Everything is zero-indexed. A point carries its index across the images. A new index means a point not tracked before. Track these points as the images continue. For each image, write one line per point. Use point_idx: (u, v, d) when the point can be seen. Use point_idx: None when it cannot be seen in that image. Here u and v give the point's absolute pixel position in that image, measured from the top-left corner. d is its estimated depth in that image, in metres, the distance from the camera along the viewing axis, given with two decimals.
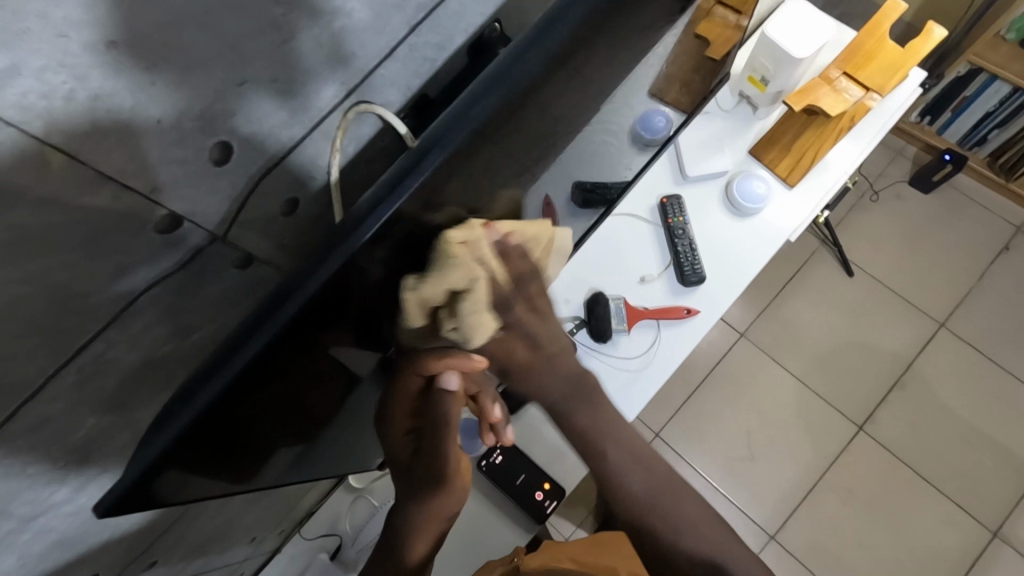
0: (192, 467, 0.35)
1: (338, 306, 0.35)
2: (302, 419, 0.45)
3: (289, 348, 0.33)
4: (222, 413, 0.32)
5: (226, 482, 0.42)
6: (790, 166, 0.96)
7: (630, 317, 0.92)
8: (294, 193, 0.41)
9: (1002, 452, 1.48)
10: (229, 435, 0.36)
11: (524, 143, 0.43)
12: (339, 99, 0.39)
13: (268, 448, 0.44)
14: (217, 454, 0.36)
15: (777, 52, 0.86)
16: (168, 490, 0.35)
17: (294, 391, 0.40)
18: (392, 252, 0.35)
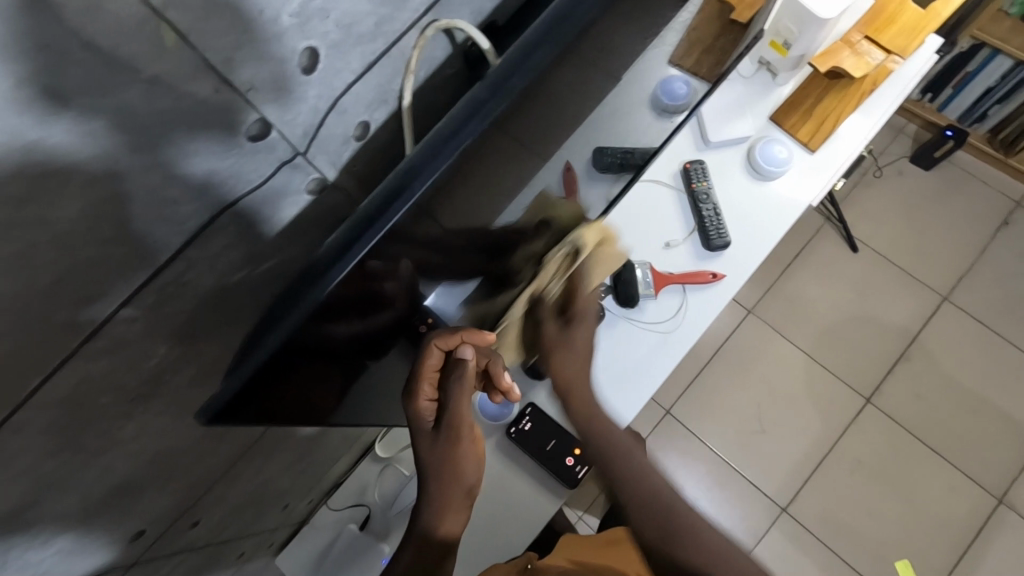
0: (279, 384, 0.36)
1: (415, 228, 0.36)
2: (358, 357, 0.46)
3: (360, 284, 0.35)
4: (289, 356, 0.34)
5: (292, 413, 0.43)
6: (810, 130, 0.96)
7: (657, 281, 0.91)
8: (367, 115, 0.40)
9: (1005, 420, 1.50)
10: (313, 355, 0.37)
11: (585, 68, 0.44)
12: (419, 14, 0.38)
13: (327, 386, 0.45)
14: (298, 375, 0.38)
15: (802, 13, 0.85)
16: (246, 419, 0.36)
17: (362, 322, 0.40)
18: (465, 175, 0.37)
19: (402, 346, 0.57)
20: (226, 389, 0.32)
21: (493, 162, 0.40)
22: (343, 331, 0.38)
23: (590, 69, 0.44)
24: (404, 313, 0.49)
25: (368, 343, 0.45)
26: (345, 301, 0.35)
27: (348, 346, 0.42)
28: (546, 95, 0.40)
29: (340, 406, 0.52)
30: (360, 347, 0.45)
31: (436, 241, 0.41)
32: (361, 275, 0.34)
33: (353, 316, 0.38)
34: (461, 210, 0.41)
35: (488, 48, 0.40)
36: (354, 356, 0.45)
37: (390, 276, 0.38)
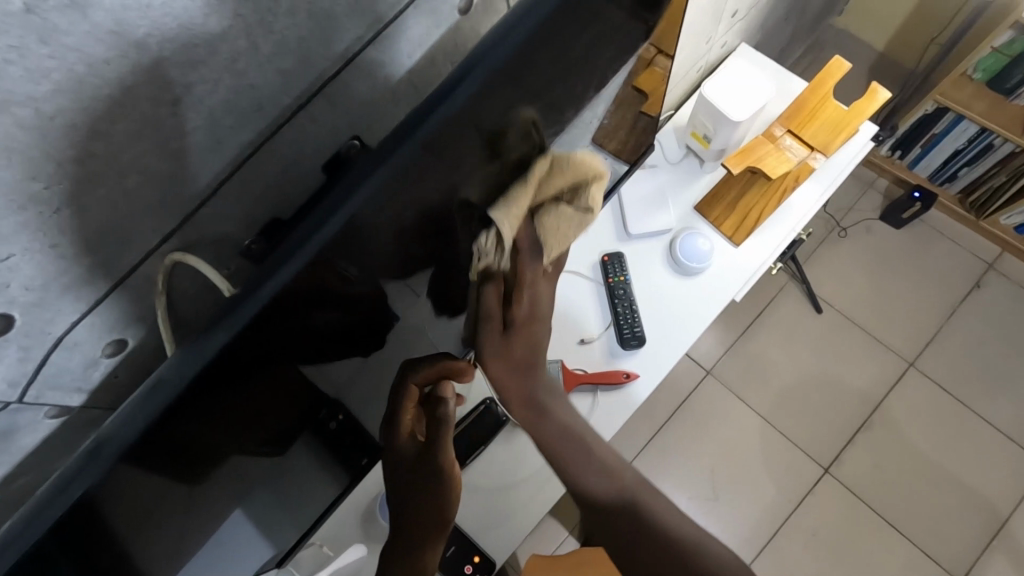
0: (106, 513, 0.33)
1: (355, 246, 0.35)
2: (244, 453, 0.44)
3: (297, 299, 0.34)
4: (186, 407, 0.32)
5: (151, 527, 0.40)
6: (733, 225, 0.92)
7: (568, 381, 0.88)
8: (118, 335, 0.37)
9: (970, 495, 1.44)
10: (153, 472, 0.34)
11: (372, 271, 0.40)
12: (156, 243, 0.35)
13: (252, 437, 0.43)
14: (144, 493, 0.35)
15: (714, 112, 0.84)
16: (125, 494, 0.33)
17: (234, 419, 0.39)
18: (336, 270, 0.36)
19: (311, 445, 0.58)
20: (102, 460, 0.30)
21: (405, 228, 0.40)
22: (198, 438, 0.36)
23: (437, 196, 0.40)
24: (299, 401, 0.46)
25: (303, 383, 0.45)
26: (273, 324, 0.34)
27: (218, 448, 0.40)
28: (413, 202, 0.38)
29: (218, 509, 0.49)
30: (241, 443, 0.42)
31: (373, 272, 0.41)
32: (207, 380, 0.32)
33: (282, 348, 0.37)
34: (404, 243, 0.42)
35: (223, 285, 0.36)
36: (288, 397, 0.44)
37: (258, 371, 0.37)
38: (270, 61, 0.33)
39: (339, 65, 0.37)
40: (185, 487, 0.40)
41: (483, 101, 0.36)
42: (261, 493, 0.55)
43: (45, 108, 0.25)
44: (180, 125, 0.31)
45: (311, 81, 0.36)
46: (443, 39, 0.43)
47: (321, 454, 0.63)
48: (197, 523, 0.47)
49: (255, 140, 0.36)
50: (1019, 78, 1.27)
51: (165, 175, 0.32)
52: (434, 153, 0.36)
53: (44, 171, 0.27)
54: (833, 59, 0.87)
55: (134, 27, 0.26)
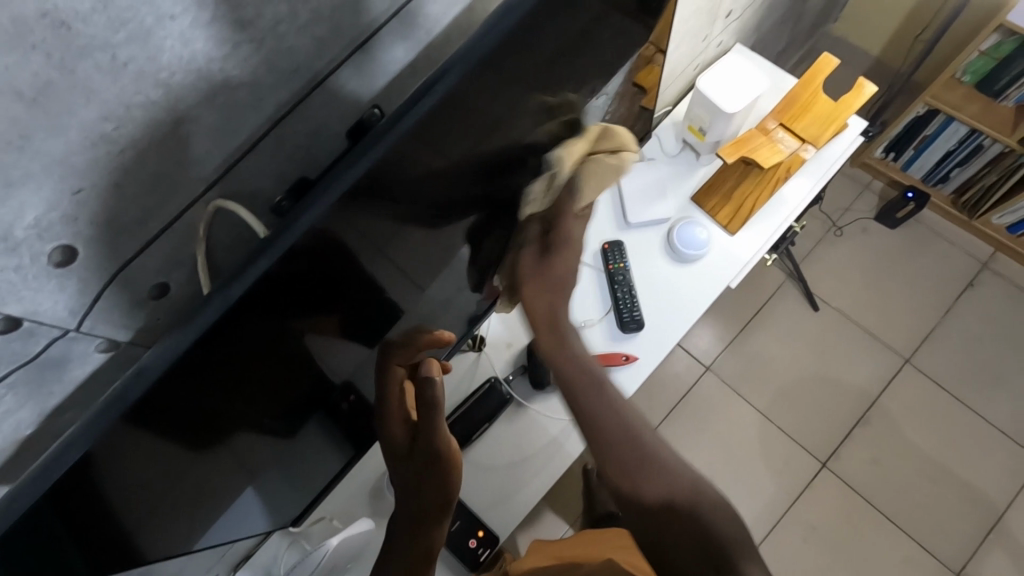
0: (129, 446, 0.37)
1: (364, 206, 0.39)
2: (250, 418, 0.48)
3: (304, 258, 0.38)
4: (201, 353, 0.36)
5: (165, 475, 0.43)
6: (729, 214, 0.96)
7: None
8: (162, 278, 0.41)
9: (966, 490, 1.46)
10: (171, 415, 0.38)
11: (381, 228, 0.44)
12: (201, 192, 0.39)
13: (261, 401, 0.47)
14: (162, 434, 0.39)
15: (709, 105, 0.88)
16: (147, 434, 0.37)
17: (243, 377, 0.42)
18: (335, 240, 0.39)
19: (321, 426, 0.63)
20: (127, 396, 0.33)
21: (408, 196, 0.43)
22: (210, 389, 0.40)
23: (450, 153, 0.44)
24: (302, 375, 0.50)
25: (310, 354, 0.49)
26: (283, 282, 0.37)
27: (228, 406, 0.44)
28: (412, 180, 0.42)
29: (228, 473, 0.52)
30: (248, 407, 0.46)
31: (377, 241, 0.45)
32: (223, 329, 0.36)
33: (291, 307, 0.41)
34: (408, 215, 0.46)
35: (258, 226, 0.40)
36: (296, 366, 0.48)
37: (265, 332, 0.41)
38: (308, 27, 0.37)
39: (367, 36, 0.42)
40: (199, 441, 0.44)
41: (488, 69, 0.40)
42: (274, 467, 0.60)
43: (121, 55, 0.30)
44: (228, 80, 0.35)
45: (340, 48, 0.40)
46: (457, 18, 0.47)
47: (327, 432, 0.66)
48: (209, 486, 0.51)
49: (288, 101, 0.40)
50: (1007, 79, 1.31)
51: (212, 127, 0.36)
52: (443, 118, 0.39)
53: (115, 113, 0.31)
54: (822, 56, 0.91)
55: None
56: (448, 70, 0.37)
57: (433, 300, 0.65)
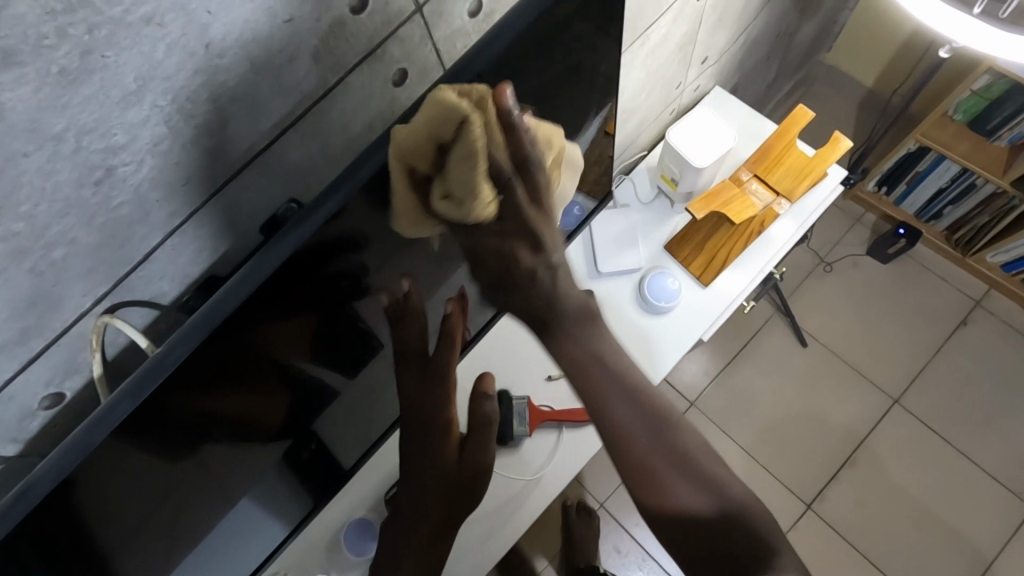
0: (111, 470, 0.39)
1: (340, 237, 0.42)
2: (248, 440, 0.49)
3: (284, 286, 0.40)
4: (180, 378, 0.38)
5: (163, 500, 0.45)
6: (701, 265, 0.93)
7: (533, 418, 0.89)
8: (55, 387, 0.39)
9: (953, 537, 1.42)
10: (154, 443, 0.40)
11: (368, 253, 0.46)
12: (89, 305, 0.37)
13: (253, 426, 0.49)
14: (141, 462, 0.41)
15: (680, 159, 0.86)
16: (127, 459, 0.39)
17: (233, 401, 0.44)
18: (323, 257, 0.41)
19: (279, 476, 0.63)
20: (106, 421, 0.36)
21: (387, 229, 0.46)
22: (201, 414, 0.42)
23: (405, 208, 0.46)
24: (295, 394, 0.52)
25: (299, 379, 0.50)
26: (262, 306, 0.40)
27: (225, 429, 0.46)
28: (390, 212, 0.45)
29: (214, 507, 0.54)
30: (245, 429, 0.48)
31: (365, 272, 0.47)
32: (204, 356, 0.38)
33: (275, 330, 0.43)
34: (385, 258, 0.48)
35: (148, 345, 0.39)
36: (287, 388, 0.50)
37: (251, 356, 0.42)
38: (195, 140, 0.35)
39: (269, 139, 0.39)
40: (187, 470, 0.45)
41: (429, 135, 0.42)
42: (242, 508, 0.61)
43: None
44: (107, 200, 0.33)
45: (241, 153, 0.38)
46: (380, 109, 0.44)
47: (282, 480, 0.65)
48: (192, 514, 0.52)
49: (186, 209, 0.38)
50: (1001, 118, 1.28)
51: (92, 247, 0.35)
52: (402, 167, 0.42)
53: None
54: (798, 108, 0.90)
55: (52, 123, 0.28)
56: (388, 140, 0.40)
57: (375, 371, 0.64)
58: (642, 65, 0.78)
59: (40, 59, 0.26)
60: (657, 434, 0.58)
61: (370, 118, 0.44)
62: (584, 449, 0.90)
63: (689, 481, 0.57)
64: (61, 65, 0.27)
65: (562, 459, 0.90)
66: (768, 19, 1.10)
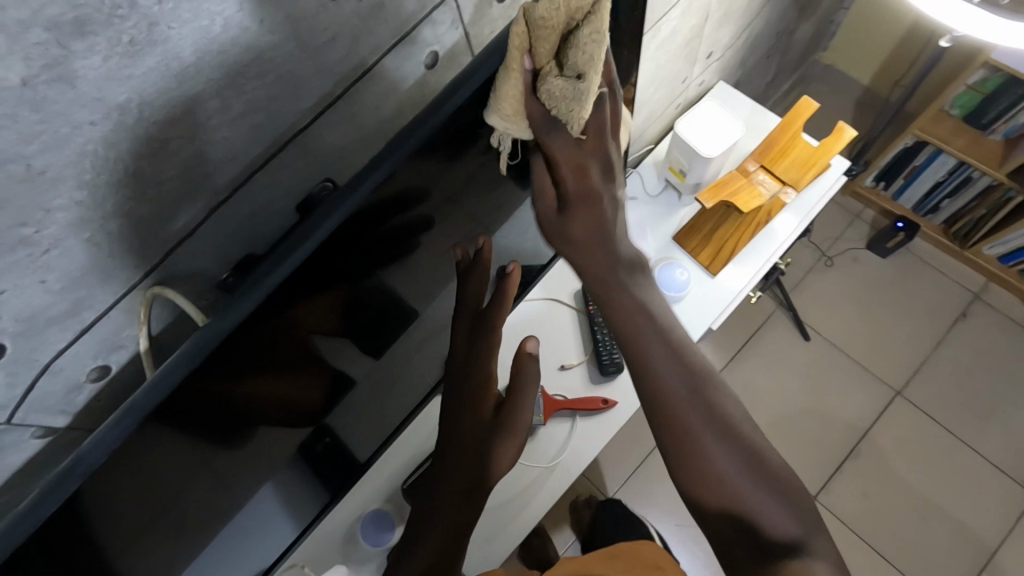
0: (152, 448, 0.40)
1: (376, 212, 0.42)
2: (273, 422, 0.50)
3: (321, 263, 0.41)
4: (221, 356, 0.39)
5: (191, 481, 0.46)
6: (710, 254, 0.94)
7: (547, 407, 0.90)
8: (101, 362, 0.40)
9: (958, 526, 1.43)
10: (192, 422, 0.41)
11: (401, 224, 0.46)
12: (137, 278, 0.38)
13: (286, 401, 0.50)
14: (180, 439, 0.41)
15: (688, 150, 0.88)
16: (168, 437, 0.40)
17: (267, 377, 0.45)
18: (352, 241, 0.42)
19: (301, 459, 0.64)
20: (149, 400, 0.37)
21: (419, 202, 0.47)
22: (236, 392, 0.43)
23: (438, 181, 0.47)
24: (324, 371, 0.53)
25: (329, 355, 0.51)
26: (300, 283, 0.40)
27: (252, 412, 0.46)
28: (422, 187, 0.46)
29: (237, 492, 0.55)
30: (271, 410, 0.49)
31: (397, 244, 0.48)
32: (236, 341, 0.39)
33: (311, 306, 0.44)
34: (417, 230, 0.49)
35: (197, 315, 0.39)
36: (319, 364, 0.51)
37: (287, 332, 0.43)
38: (242, 116, 0.36)
39: (308, 119, 0.40)
40: (222, 446, 0.46)
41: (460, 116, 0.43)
42: (265, 490, 0.61)
43: (36, 163, 0.29)
44: (159, 173, 0.34)
45: (283, 131, 0.39)
46: (411, 91, 0.46)
47: (303, 466, 0.66)
48: (221, 493, 0.53)
49: (229, 184, 0.39)
50: (996, 113, 1.31)
51: (143, 220, 0.36)
52: (436, 146, 0.43)
53: (34, 218, 0.30)
54: (802, 99, 0.91)
55: (116, 93, 0.29)
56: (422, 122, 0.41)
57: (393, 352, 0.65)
58: (652, 57, 0.80)
59: (111, 29, 0.27)
60: (708, 418, 0.55)
61: (401, 100, 0.46)
62: (596, 437, 0.91)
63: (741, 470, 0.53)
64: (130, 35, 0.28)
65: (575, 448, 0.91)
66: (770, 16, 1.12)
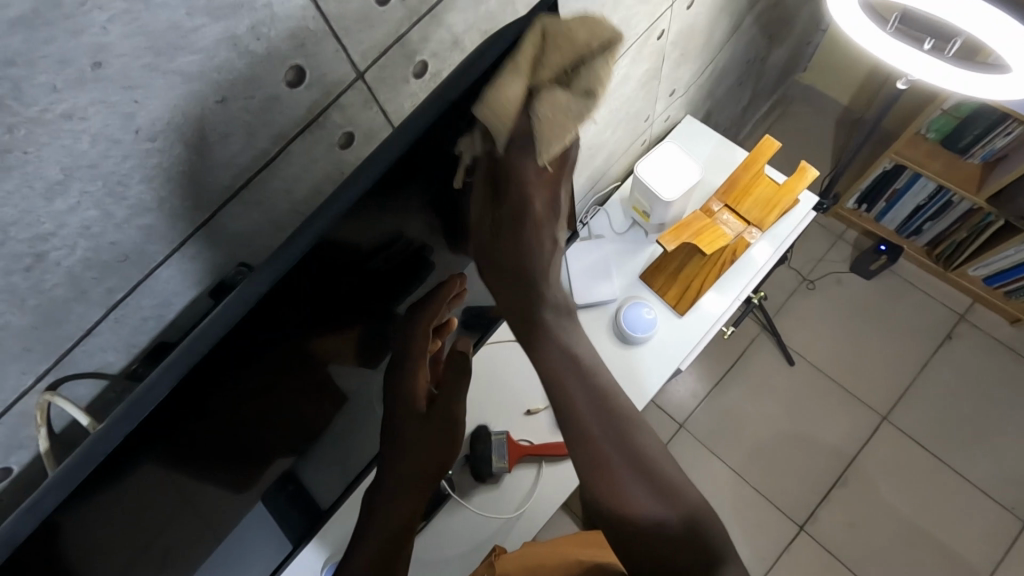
0: (83, 532, 0.37)
1: (330, 262, 0.40)
2: (260, 448, 0.49)
3: (265, 319, 0.39)
4: (156, 427, 0.37)
5: (168, 522, 0.44)
6: (676, 294, 0.93)
7: (512, 454, 0.88)
8: (1, 462, 0.39)
9: (946, 555, 1.40)
10: (132, 495, 0.39)
11: (363, 267, 0.44)
12: (31, 382, 0.37)
13: (245, 459, 0.47)
14: (118, 514, 0.39)
15: (648, 193, 0.87)
16: (104, 515, 0.38)
17: (220, 438, 0.43)
18: (325, 266, 0.40)
19: (254, 536, 0.61)
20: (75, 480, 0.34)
21: (378, 244, 0.44)
22: (181, 459, 0.40)
23: (392, 228, 0.45)
24: (290, 421, 0.50)
25: (293, 407, 0.49)
26: (243, 343, 0.38)
27: (228, 445, 0.44)
28: (380, 227, 0.43)
29: (199, 553, 0.52)
30: (260, 433, 0.47)
31: (359, 286, 0.46)
32: (207, 372, 0.37)
33: (263, 363, 0.41)
34: (377, 271, 0.47)
35: (91, 421, 0.39)
36: (280, 417, 0.48)
37: (237, 392, 0.41)
38: (129, 221, 0.35)
39: (209, 212, 0.39)
40: (173, 515, 0.44)
41: (395, 176, 0.40)
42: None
43: None
44: (39, 285, 0.33)
45: (182, 228, 0.38)
46: (328, 172, 0.45)
47: (259, 541, 0.63)
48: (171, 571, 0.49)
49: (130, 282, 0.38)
50: (972, 137, 1.29)
51: (27, 330, 0.35)
52: (377, 206, 0.41)
53: None
54: (765, 138, 0.91)
55: None
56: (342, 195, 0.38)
57: (347, 422, 0.62)
58: (606, 103, 0.79)
59: None
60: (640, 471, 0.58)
61: (317, 182, 0.45)
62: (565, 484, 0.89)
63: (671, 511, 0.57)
64: None
65: (542, 496, 0.89)
66: (738, 47, 1.11)
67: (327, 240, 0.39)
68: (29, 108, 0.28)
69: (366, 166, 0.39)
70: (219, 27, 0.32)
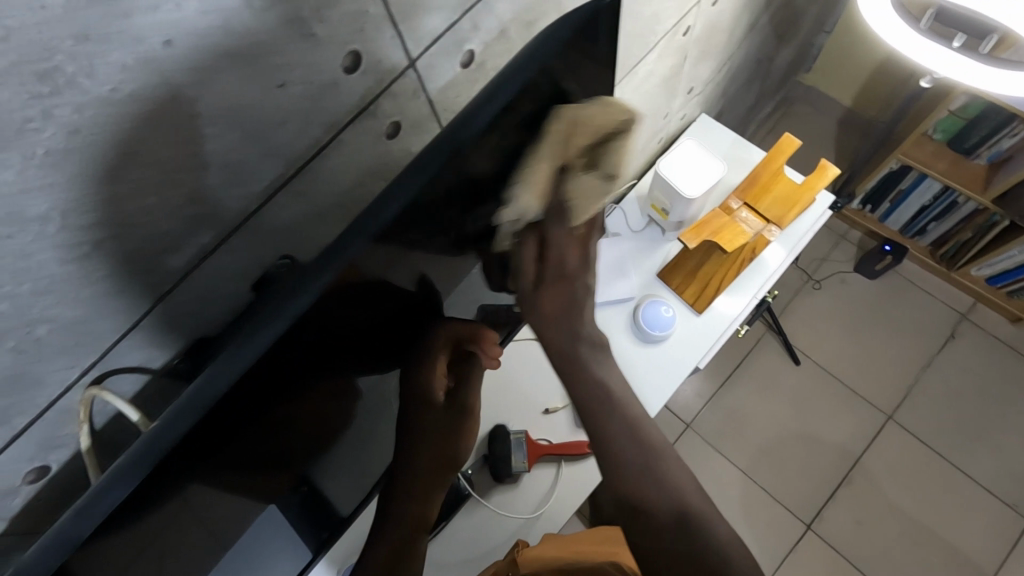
0: (125, 539, 0.36)
1: (379, 262, 0.39)
2: (291, 452, 0.47)
3: (313, 320, 0.37)
4: (205, 430, 0.35)
5: (200, 526, 0.42)
6: (694, 293, 0.92)
7: (531, 453, 0.88)
8: (41, 460, 0.38)
9: (951, 553, 1.41)
10: (173, 500, 0.37)
11: (405, 268, 0.43)
12: (75, 377, 0.36)
13: (277, 464, 0.46)
14: (159, 519, 0.37)
15: (670, 190, 0.87)
16: (147, 519, 0.36)
17: (257, 444, 0.41)
18: (371, 267, 0.39)
19: (278, 538, 0.60)
20: (125, 483, 0.33)
21: (422, 244, 0.43)
22: (221, 464, 0.39)
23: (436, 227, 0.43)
24: (320, 426, 0.49)
25: (324, 411, 0.48)
26: (293, 345, 0.37)
27: (264, 450, 0.43)
28: (426, 228, 0.42)
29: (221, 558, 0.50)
30: (294, 437, 0.46)
31: (398, 287, 0.44)
32: (263, 368, 0.36)
33: (307, 365, 0.40)
34: (418, 272, 0.46)
35: (138, 417, 0.38)
36: (313, 421, 0.47)
37: (279, 396, 0.39)
38: (183, 209, 0.34)
39: (258, 202, 0.38)
40: (207, 518, 0.42)
41: (449, 173, 0.39)
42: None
43: None
44: (91, 275, 0.32)
45: (231, 218, 0.37)
46: (372, 162, 0.44)
47: (281, 546, 0.62)
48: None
49: (178, 273, 0.37)
50: (978, 138, 1.31)
51: (76, 321, 0.34)
52: (429, 205, 0.40)
53: None
54: (785, 137, 0.91)
55: (36, 204, 0.28)
56: (397, 191, 0.37)
57: (375, 422, 0.61)
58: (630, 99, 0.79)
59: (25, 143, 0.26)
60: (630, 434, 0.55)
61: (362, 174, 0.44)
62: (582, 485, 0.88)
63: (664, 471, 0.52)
64: (45, 147, 0.26)
65: (560, 495, 0.88)
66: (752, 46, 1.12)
67: (380, 240, 0.37)
68: (99, 88, 0.27)
69: (420, 160, 0.38)
70: (285, 7, 0.31)
